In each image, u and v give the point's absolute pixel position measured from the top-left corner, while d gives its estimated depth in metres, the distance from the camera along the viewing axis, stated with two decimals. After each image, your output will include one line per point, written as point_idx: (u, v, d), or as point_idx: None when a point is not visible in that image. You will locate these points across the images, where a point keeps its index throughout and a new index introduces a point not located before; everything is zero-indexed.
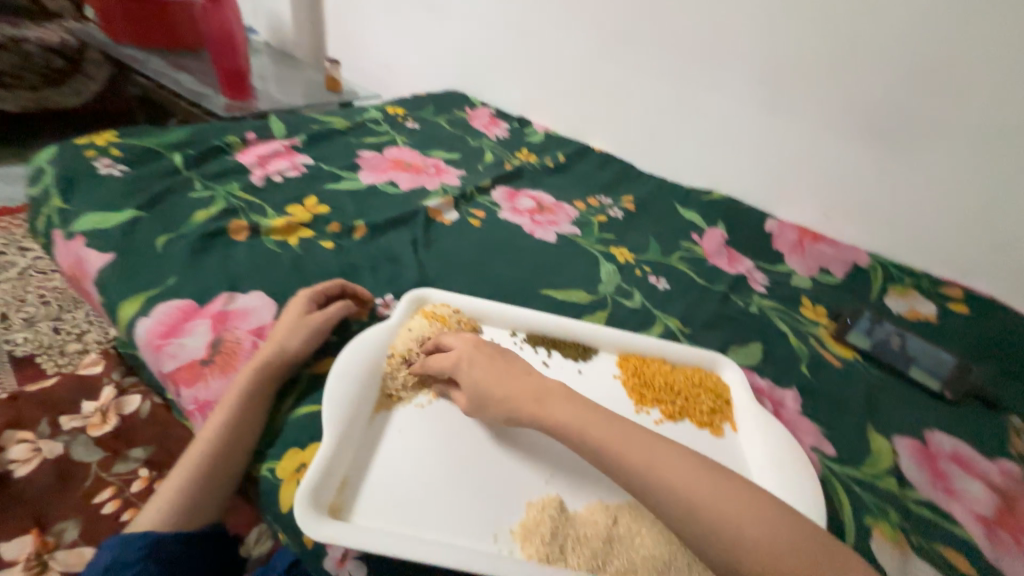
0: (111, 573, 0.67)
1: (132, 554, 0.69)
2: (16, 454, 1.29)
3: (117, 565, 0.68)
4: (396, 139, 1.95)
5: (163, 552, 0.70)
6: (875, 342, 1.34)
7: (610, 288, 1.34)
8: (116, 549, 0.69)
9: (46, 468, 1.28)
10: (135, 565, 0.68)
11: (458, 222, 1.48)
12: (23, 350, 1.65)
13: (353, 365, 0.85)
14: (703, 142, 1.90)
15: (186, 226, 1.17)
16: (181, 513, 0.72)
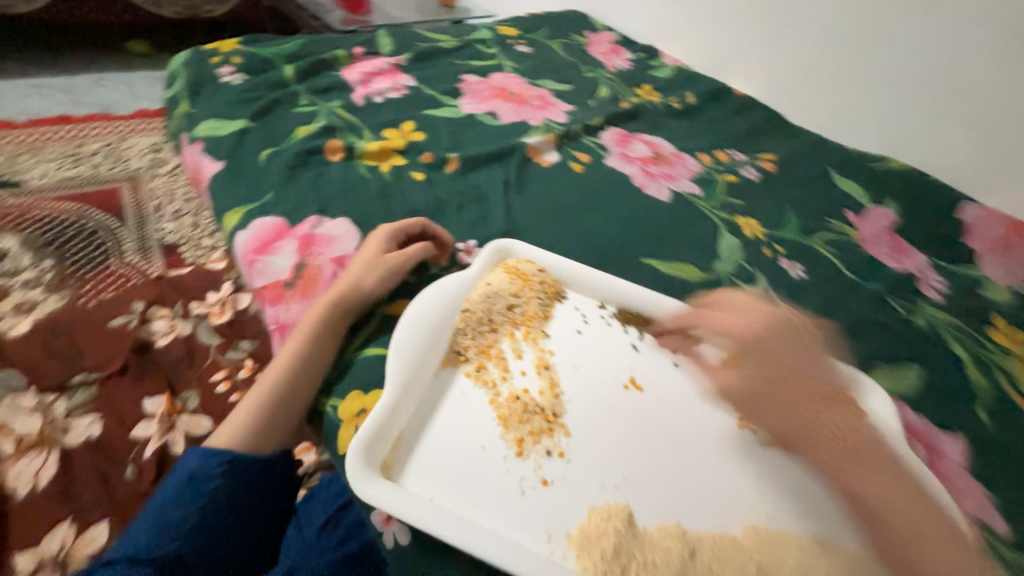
0: (192, 483, 0.70)
1: (211, 469, 0.72)
2: (158, 327, 1.38)
3: (198, 477, 0.71)
4: (503, 62, 1.76)
5: (238, 471, 0.72)
6: None
7: (728, 267, 1.11)
8: (197, 462, 0.72)
9: (177, 343, 1.37)
10: (215, 480, 0.71)
11: (557, 165, 1.31)
12: (172, 241, 1.63)
13: (425, 314, 0.78)
14: (893, 98, 1.49)
15: (288, 141, 1.17)
16: (252, 433, 0.75)
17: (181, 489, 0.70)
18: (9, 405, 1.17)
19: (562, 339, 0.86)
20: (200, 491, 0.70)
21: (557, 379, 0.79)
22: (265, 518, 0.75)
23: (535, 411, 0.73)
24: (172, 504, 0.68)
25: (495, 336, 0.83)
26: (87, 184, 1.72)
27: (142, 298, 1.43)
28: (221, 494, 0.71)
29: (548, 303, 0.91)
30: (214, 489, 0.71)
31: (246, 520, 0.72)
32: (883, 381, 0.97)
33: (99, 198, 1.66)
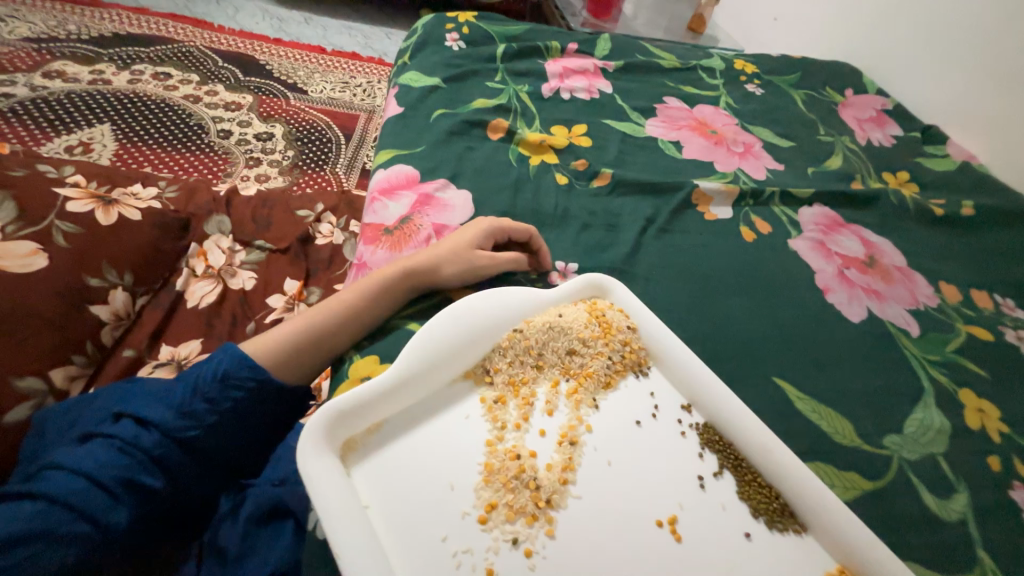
0: (223, 385, 0.69)
1: (243, 379, 0.70)
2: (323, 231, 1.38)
3: (230, 381, 0.70)
4: (720, 97, 1.53)
5: (265, 393, 0.72)
6: None
7: (909, 451, 0.74)
8: (233, 364, 0.71)
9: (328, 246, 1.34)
10: (240, 393, 0.70)
11: (723, 224, 1.07)
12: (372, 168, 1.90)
13: (474, 314, 0.70)
14: None
15: (462, 108, 1.21)
16: (281, 358, 0.73)
17: (210, 386, 0.69)
18: (212, 240, 1.23)
19: (610, 420, 0.68)
20: (224, 397, 0.69)
21: (575, 463, 0.62)
22: (263, 438, 0.76)
23: (527, 484, 0.59)
24: (202, 396, 0.68)
25: (536, 376, 0.70)
26: (341, 106, 2.15)
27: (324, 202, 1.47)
28: (242, 407, 0.71)
29: (618, 371, 0.73)
30: (239, 399, 0.70)
31: (255, 432, 0.74)
32: None
33: (344, 119, 2.09)
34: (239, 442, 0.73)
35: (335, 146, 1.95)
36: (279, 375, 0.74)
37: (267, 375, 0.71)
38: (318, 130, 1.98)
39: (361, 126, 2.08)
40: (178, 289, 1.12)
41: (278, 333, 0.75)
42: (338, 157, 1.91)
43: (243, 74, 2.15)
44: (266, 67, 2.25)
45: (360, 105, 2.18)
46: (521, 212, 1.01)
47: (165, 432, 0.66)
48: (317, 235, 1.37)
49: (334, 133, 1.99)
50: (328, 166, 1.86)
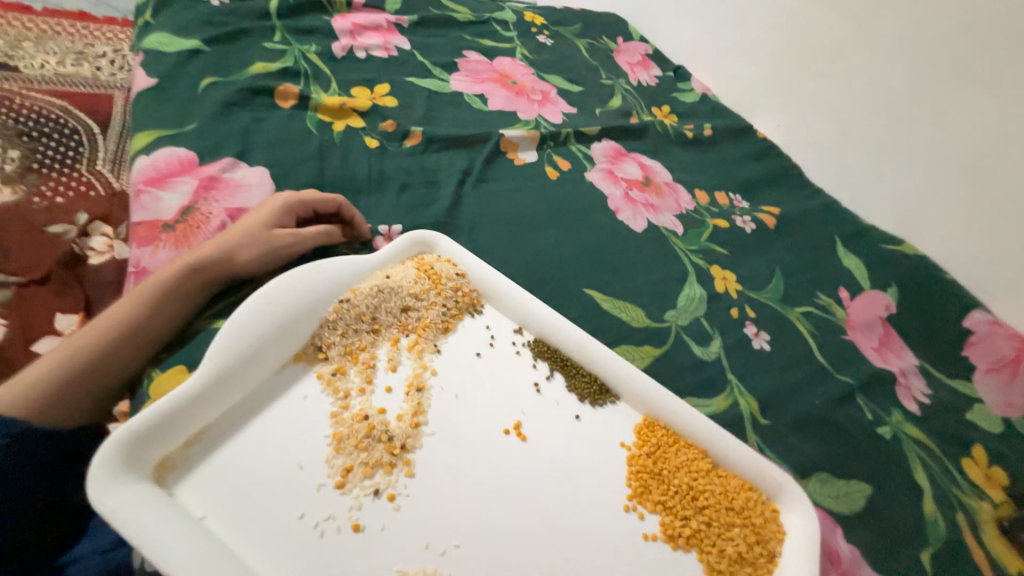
0: None
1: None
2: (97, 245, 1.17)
3: None
4: (516, 49, 1.63)
5: (35, 446, 0.58)
6: None
7: (681, 319, 0.97)
8: None
9: (111, 264, 1.14)
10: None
11: (531, 168, 1.18)
12: None
13: (290, 294, 0.66)
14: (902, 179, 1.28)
15: (238, 74, 1.06)
16: (44, 402, 0.60)
17: None
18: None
19: (452, 359, 0.74)
20: None
21: (424, 406, 0.67)
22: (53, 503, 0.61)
23: (379, 438, 0.61)
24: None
25: (374, 339, 0.71)
26: (79, 83, 1.48)
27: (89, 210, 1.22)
28: (3, 472, 0.56)
29: (453, 315, 0.78)
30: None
31: (33, 500, 0.59)
32: (820, 494, 0.82)
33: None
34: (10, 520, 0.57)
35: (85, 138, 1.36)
36: (47, 422, 0.60)
37: (26, 427, 0.57)
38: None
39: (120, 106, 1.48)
40: None
41: (30, 373, 0.60)
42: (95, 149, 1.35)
43: None
44: None
45: (114, 81, 1.54)
46: (332, 182, 0.96)
47: None
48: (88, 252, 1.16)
49: (80, 123, 1.39)
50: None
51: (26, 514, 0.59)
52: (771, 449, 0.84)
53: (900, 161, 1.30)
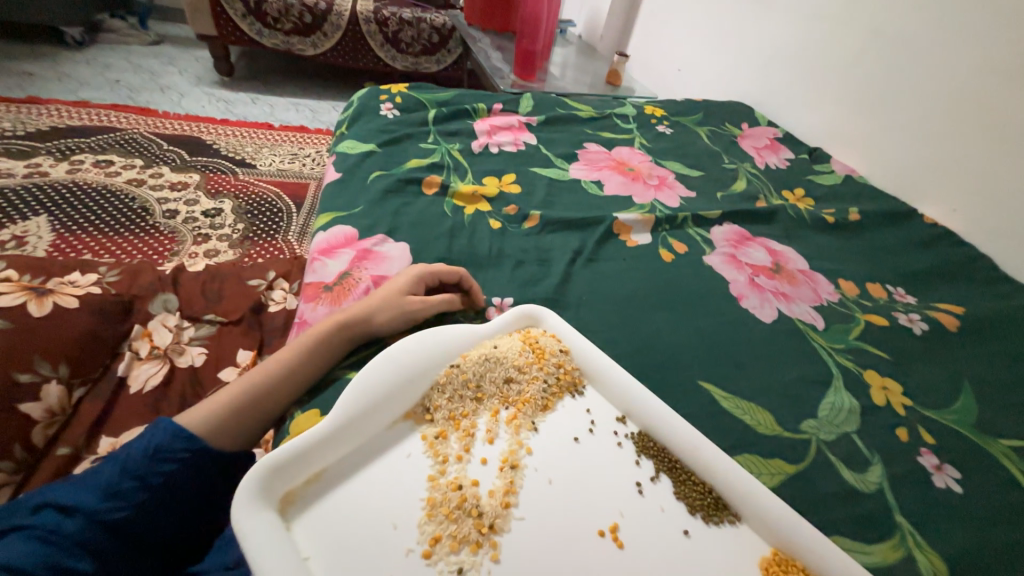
0: (155, 459, 0.69)
1: (177, 450, 0.71)
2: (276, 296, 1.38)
3: (162, 453, 0.70)
4: (635, 139, 1.71)
5: (202, 462, 0.72)
6: None
7: (823, 433, 0.81)
8: (166, 437, 0.71)
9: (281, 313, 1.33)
10: (174, 463, 0.70)
11: (644, 250, 1.17)
12: None
13: (411, 355, 0.73)
14: None
15: (398, 168, 1.30)
16: (219, 426, 0.75)
17: (141, 461, 0.69)
18: (157, 319, 1.22)
19: (549, 440, 0.72)
20: (156, 470, 0.69)
21: (517, 486, 0.65)
22: (201, 513, 0.74)
23: (469, 512, 0.61)
24: (130, 474, 0.68)
25: (476, 407, 0.73)
26: (290, 175, 2.22)
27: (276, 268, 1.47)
28: (177, 478, 0.71)
29: (554, 394, 0.78)
30: (172, 470, 0.70)
31: (189, 506, 0.73)
32: None
33: (294, 188, 2.14)
34: (171, 519, 0.71)
35: (286, 215, 1.98)
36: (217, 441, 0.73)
37: (202, 445, 0.72)
38: (268, 201, 2.02)
39: (312, 194, 2.13)
40: (121, 374, 1.09)
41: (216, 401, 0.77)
42: (291, 226, 1.93)
43: (189, 156, 2.19)
44: (212, 145, 2.31)
45: (311, 176, 2.26)
46: (457, 257, 1.08)
47: (90, 515, 0.64)
48: (270, 302, 1.36)
49: (285, 205, 2.02)
50: (280, 234, 1.88)
51: (181, 518, 0.72)
52: None
53: None
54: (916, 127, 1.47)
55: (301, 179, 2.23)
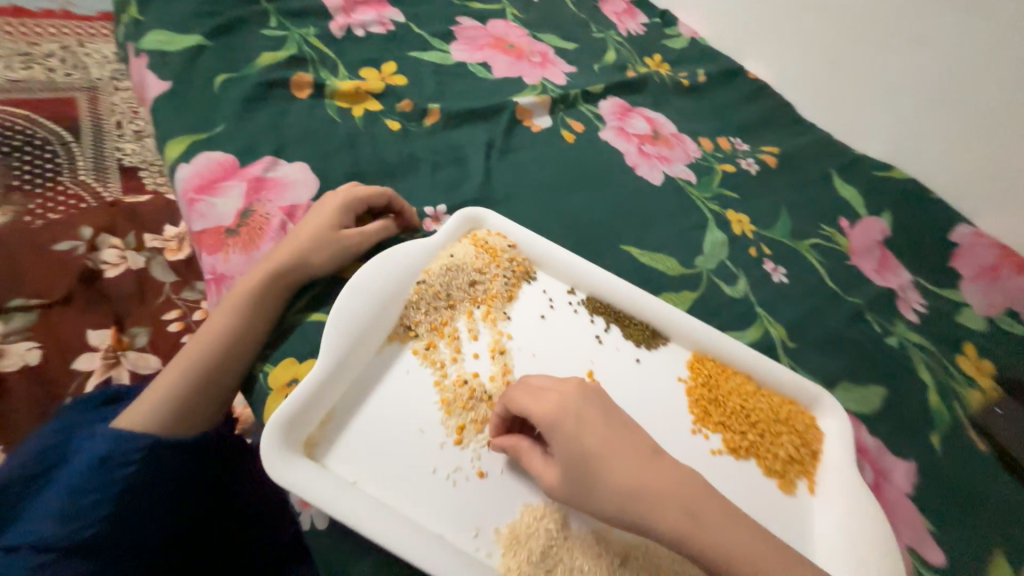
0: (106, 468, 0.61)
1: (130, 451, 0.63)
2: (109, 257, 1.36)
3: (113, 461, 0.62)
4: (505, 9, 1.59)
5: (165, 456, 0.65)
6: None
7: (709, 264, 1.05)
8: (111, 444, 0.62)
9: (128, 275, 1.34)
10: (131, 467, 0.62)
11: (547, 133, 1.20)
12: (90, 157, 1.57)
13: (376, 281, 0.72)
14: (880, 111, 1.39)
15: (248, 67, 1.04)
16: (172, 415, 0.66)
17: (90, 474, 0.60)
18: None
19: (523, 324, 0.81)
20: (111, 479, 0.61)
21: (510, 366, 0.74)
22: (189, 503, 0.69)
23: (481, 398, 0.69)
24: (81, 491, 0.60)
25: (452, 313, 0.77)
26: (34, 89, 1.63)
27: (90, 224, 1.40)
28: (143, 479, 0.63)
29: (515, 284, 0.85)
30: (134, 473, 0.63)
31: (172, 501, 0.67)
32: (844, 400, 0.93)
33: (52, 106, 1.61)
34: (156, 520, 0.65)
35: (62, 148, 1.55)
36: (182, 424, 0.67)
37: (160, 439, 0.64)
38: (17, 129, 1.52)
39: (85, 111, 1.65)
40: None
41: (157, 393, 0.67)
42: (77, 161, 1.54)
43: None
44: None
45: (69, 86, 1.69)
46: (367, 168, 0.98)
47: (47, 546, 0.57)
48: (103, 265, 1.35)
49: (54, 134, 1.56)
50: (63, 172, 1.50)
51: (167, 517, 0.67)
52: (802, 368, 0.95)
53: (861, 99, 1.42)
54: None
55: (56, 92, 1.65)
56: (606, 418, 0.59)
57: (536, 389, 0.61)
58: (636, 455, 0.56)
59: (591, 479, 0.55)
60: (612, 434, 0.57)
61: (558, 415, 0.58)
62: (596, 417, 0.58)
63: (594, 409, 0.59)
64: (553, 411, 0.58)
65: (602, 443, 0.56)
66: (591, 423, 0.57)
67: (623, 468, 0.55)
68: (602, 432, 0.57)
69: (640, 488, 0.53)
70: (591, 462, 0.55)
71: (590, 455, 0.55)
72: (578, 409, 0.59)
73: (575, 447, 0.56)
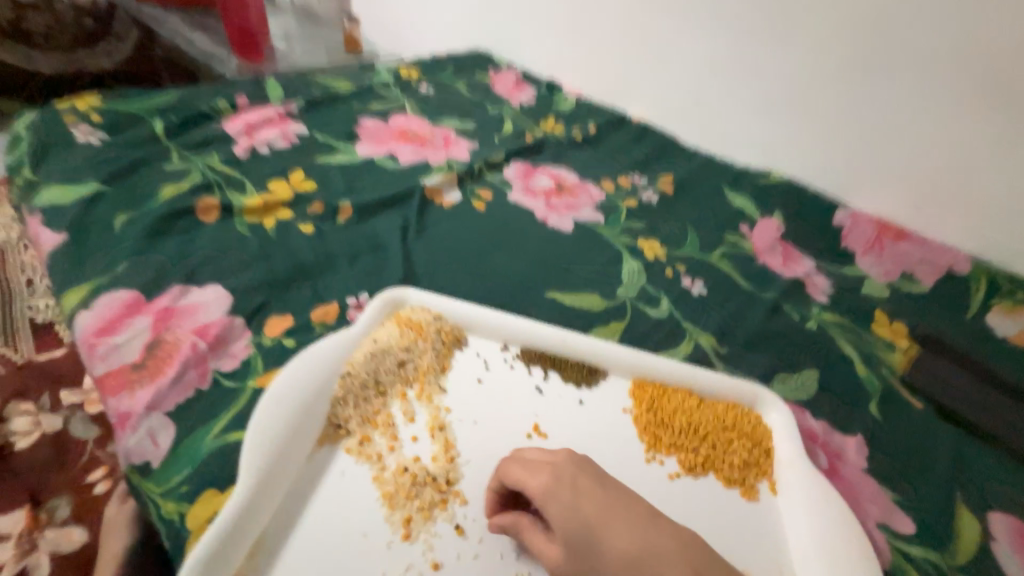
0: None
1: None
2: None
3: None
4: (404, 104, 1.73)
5: None
6: (948, 389, 1.03)
7: (631, 292, 1.11)
8: None
9: None
10: None
11: (460, 206, 1.28)
12: None
13: (297, 387, 0.70)
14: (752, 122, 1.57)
15: (150, 203, 1.05)
16: None
17: None
18: None
19: (460, 393, 0.80)
20: None
21: (453, 440, 0.73)
22: None
23: (425, 483, 0.66)
24: None
25: (384, 400, 0.76)
26: None
27: None
28: None
29: (446, 355, 0.85)
30: None
31: None
32: (783, 391, 0.97)
33: None
34: None
35: None
36: None
37: None
38: None
39: None
40: None
41: None
42: None
43: None
44: None
45: None
46: (284, 274, 0.98)
47: None
48: None
49: None
50: None
51: None
52: (738, 370, 0.99)
53: (732, 119, 1.60)
54: (605, 46, 1.80)
55: None
56: (603, 485, 0.61)
57: (534, 465, 0.62)
58: (636, 520, 0.58)
59: (601, 552, 0.55)
60: (612, 502, 0.59)
61: (561, 485, 0.60)
62: (594, 487, 0.60)
63: (592, 480, 0.61)
64: (558, 481, 0.60)
65: (605, 509, 0.58)
66: (588, 492, 0.59)
67: (631, 536, 0.56)
68: (600, 502, 0.58)
69: (642, 555, 0.55)
70: (591, 531, 0.56)
71: (591, 525, 0.56)
72: (579, 480, 0.60)
73: (576, 518, 0.57)
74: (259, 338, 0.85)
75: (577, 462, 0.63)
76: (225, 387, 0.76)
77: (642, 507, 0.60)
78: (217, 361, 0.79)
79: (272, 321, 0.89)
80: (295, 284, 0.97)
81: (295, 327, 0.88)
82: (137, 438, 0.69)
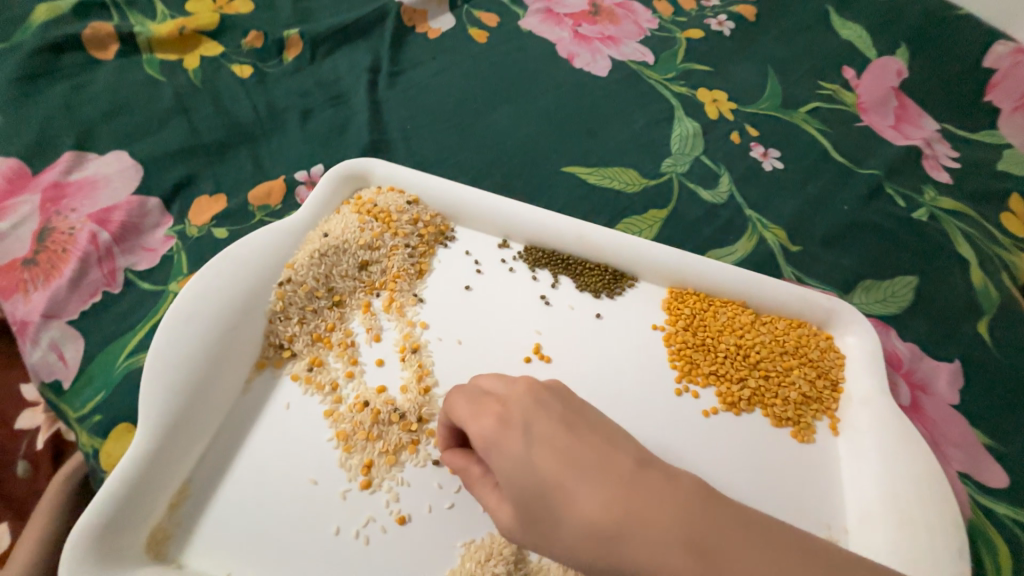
0: None
1: None
2: None
3: None
4: None
5: None
6: None
7: (680, 166, 0.82)
8: None
9: None
10: None
11: (450, 38, 0.91)
12: None
13: (216, 298, 0.52)
14: None
15: (21, 31, 0.77)
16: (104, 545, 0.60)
17: None
18: None
19: (440, 304, 0.62)
20: None
21: (428, 366, 0.57)
22: None
23: (390, 421, 0.53)
24: None
25: (341, 313, 0.59)
26: None
27: None
28: None
29: (424, 253, 0.65)
30: None
31: None
32: (865, 303, 0.75)
33: None
34: None
35: None
36: None
37: None
38: None
39: None
40: None
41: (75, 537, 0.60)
42: None
43: None
44: None
45: None
46: (209, 136, 0.73)
47: None
48: None
49: None
50: None
51: None
52: (810, 276, 0.76)
53: None
54: None
55: None
56: (569, 423, 0.35)
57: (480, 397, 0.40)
58: (612, 471, 0.31)
59: (555, 518, 0.31)
60: (576, 445, 0.33)
61: (508, 426, 0.36)
62: (555, 427, 0.35)
63: (552, 418, 0.35)
64: (504, 418, 0.36)
65: (565, 455, 0.33)
66: (544, 433, 0.34)
67: (602, 494, 0.30)
68: (558, 446, 0.33)
69: (624, 521, 0.29)
70: (543, 492, 0.32)
71: (546, 481, 0.32)
72: (532, 417, 0.36)
73: (522, 471, 0.33)
74: (182, 227, 0.65)
75: (535, 388, 0.38)
76: (143, 291, 0.60)
77: (630, 450, 0.33)
78: (130, 257, 0.62)
79: (200, 203, 0.68)
80: (228, 152, 0.73)
81: (228, 212, 0.67)
82: (39, 353, 0.55)
